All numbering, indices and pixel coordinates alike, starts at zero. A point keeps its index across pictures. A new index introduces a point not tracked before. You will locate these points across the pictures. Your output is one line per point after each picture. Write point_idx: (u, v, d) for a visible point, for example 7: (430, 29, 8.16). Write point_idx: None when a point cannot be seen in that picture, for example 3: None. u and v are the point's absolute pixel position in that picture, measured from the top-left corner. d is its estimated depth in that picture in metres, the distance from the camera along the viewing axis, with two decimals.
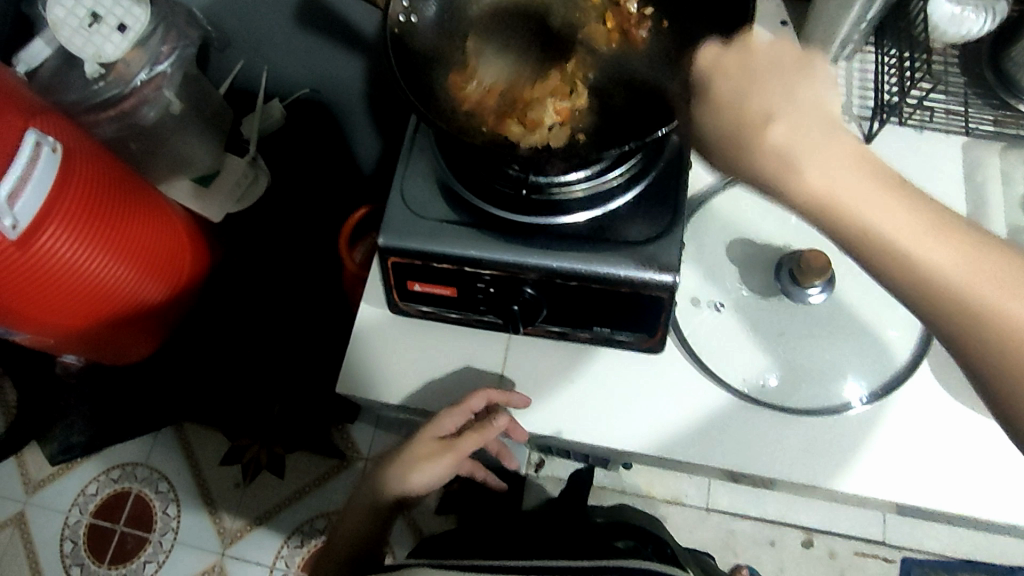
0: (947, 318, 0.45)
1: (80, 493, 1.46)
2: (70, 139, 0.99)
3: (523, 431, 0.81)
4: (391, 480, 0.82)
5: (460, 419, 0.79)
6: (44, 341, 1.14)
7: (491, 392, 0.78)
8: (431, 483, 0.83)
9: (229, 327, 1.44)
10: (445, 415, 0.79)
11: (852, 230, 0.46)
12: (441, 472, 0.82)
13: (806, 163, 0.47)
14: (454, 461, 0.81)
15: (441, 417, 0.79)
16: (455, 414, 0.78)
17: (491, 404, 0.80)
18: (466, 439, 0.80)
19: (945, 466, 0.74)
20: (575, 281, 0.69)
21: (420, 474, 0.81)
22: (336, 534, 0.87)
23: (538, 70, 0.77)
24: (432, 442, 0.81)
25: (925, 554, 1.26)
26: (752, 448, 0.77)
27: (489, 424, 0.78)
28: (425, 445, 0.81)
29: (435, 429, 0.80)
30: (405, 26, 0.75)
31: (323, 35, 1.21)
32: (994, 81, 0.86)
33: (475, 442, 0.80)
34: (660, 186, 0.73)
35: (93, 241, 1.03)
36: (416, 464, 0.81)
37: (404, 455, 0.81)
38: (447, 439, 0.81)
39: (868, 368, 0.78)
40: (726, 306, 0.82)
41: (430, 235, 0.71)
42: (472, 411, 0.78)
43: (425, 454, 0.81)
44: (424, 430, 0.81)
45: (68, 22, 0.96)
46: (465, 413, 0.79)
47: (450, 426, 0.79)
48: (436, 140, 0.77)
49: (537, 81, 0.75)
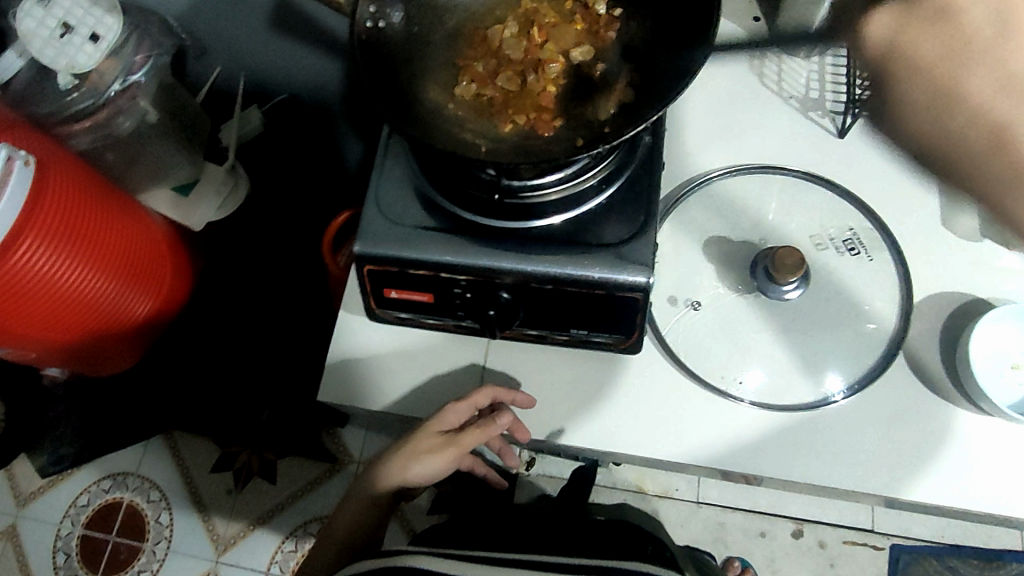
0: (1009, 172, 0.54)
1: (72, 505, 1.45)
2: (45, 152, 0.99)
3: (526, 432, 0.80)
4: (390, 471, 0.81)
5: (463, 413, 0.79)
6: (26, 355, 1.14)
7: (497, 390, 0.79)
8: (429, 477, 0.82)
9: (213, 334, 1.42)
10: (450, 409, 0.78)
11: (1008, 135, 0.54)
12: (440, 466, 0.81)
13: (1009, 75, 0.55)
14: (453, 458, 0.81)
15: (447, 411, 0.79)
16: (460, 408, 0.78)
17: (496, 402, 0.80)
18: (469, 434, 0.80)
19: (923, 456, 0.76)
20: (549, 284, 0.69)
21: (420, 467, 0.80)
22: (332, 528, 0.85)
23: (515, 66, 0.76)
24: (434, 437, 0.80)
25: (913, 541, 1.27)
26: (734, 445, 0.78)
27: (493, 422, 0.78)
28: (429, 438, 0.80)
29: (438, 424, 0.79)
30: (374, 31, 0.74)
31: (298, 40, 1.20)
32: None
33: (476, 439, 0.80)
34: (634, 186, 0.73)
35: (73, 253, 1.03)
36: (417, 458, 0.80)
37: (405, 447, 0.81)
38: (449, 434, 0.80)
39: (846, 361, 0.79)
40: (704, 304, 0.82)
41: (405, 241, 0.71)
42: (476, 406, 0.79)
43: (426, 447, 0.80)
44: (428, 424, 0.80)
45: (39, 34, 0.95)
46: (470, 408, 0.79)
47: (453, 422, 0.79)
48: (409, 145, 0.76)
49: (514, 78, 0.75)
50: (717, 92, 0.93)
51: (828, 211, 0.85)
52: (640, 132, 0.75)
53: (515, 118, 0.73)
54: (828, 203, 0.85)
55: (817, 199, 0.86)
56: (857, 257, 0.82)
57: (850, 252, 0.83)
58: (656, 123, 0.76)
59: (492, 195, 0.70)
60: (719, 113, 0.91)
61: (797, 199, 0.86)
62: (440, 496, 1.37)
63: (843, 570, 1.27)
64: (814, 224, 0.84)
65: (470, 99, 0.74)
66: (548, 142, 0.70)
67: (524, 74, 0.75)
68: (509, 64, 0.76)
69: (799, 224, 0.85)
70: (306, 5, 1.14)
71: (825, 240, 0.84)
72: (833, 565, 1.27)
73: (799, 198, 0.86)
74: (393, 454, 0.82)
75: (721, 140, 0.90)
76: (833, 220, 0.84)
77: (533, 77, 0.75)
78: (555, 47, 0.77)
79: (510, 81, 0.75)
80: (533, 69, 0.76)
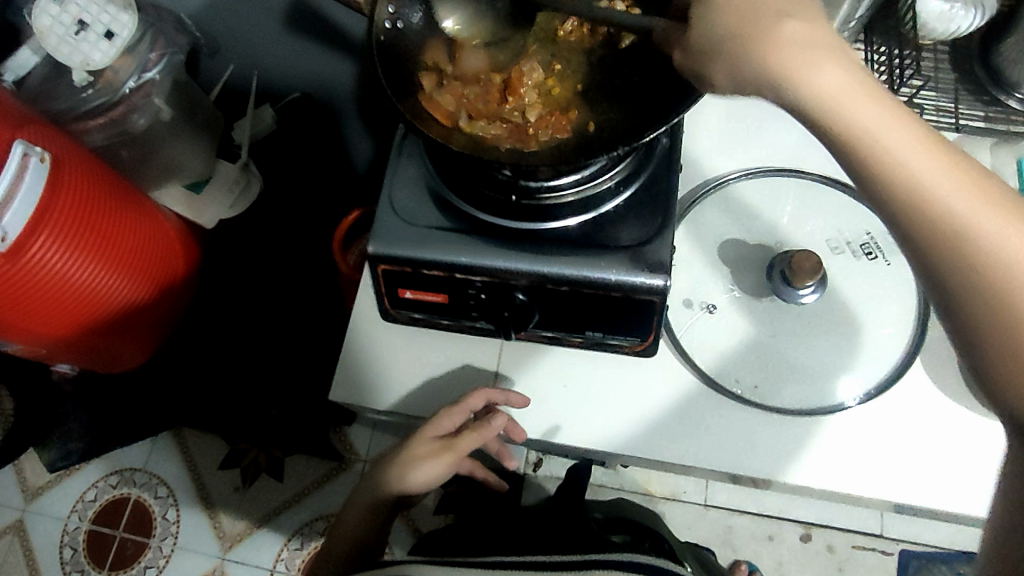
0: (882, 186, 0.44)
1: (80, 500, 1.46)
2: (59, 147, 0.99)
3: (523, 433, 0.80)
4: (389, 480, 0.81)
5: (458, 417, 0.79)
6: (37, 350, 1.14)
7: (490, 392, 0.79)
8: (431, 484, 0.82)
9: (224, 331, 1.43)
10: (444, 415, 0.80)
11: (850, 138, 0.45)
12: (439, 472, 0.81)
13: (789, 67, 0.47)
14: (452, 463, 0.81)
15: (441, 417, 0.80)
16: (454, 412, 0.79)
17: (490, 404, 0.80)
18: (465, 438, 0.80)
19: (938, 462, 0.75)
20: (565, 286, 0.69)
21: (419, 473, 0.80)
22: (338, 529, 0.84)
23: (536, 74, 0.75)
24: (431, 443, 0.81)
25: (924, 547, 1.26)
26: (750, 449, 0.77)
27: (486, 423, 0.78)
28: (424, 444, 0.81)
29: (433, 429, 0.80)
30: (392, 31, 0.75)
31: (312, 39, 1.21)
32: (984, 77, 0.88)
33: (473, 443, 0.80)
34: (650, 189, 0.73)
35: (86, 251, 1.03)
36: (414, 465, 0.81)
37: (403, 455, 0.81)
38: (446, 439, 0.81)
39: (861, 368, 0.78)
40: (719, 307, 0.81)
41: (421, 241, 0.71)
42: (470, 410, 0.79)
43: (423, 454, 0.80)
44: (423, 430, 0.81)
45: (55, 31, 0.95)
46: (464, 412, 0.79)
47: (448, 426, 0.80)
48: (425, 146, 0.76)
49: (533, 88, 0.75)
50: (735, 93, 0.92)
51: (843, 215, 0.84)
52: (656, 135, 0.75)
53: (535, 120, 0.72)
54: (842, 207, 0.85)
55: (833, 204, 0.85)
56: (873, 261, 0.82)
57: (867, 256, 0.82)
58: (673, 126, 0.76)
59: (509, 196, 0.71)
60: (734, 119, 0.91)
61: (812, 202, 0.85)
62: (447, 497, 1.36)
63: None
64: (830, 228, 0.84)
65: (490, 104, 0.73)
66: (566, 143, 0.69)
67: (541, 85, 0.75)
68: (522, 65, 0.76)
69: (815, 227, 0.84)
70: (321, 4, 1.14)
71: (841, 244, 0.83)
72: (842, 570, 1.26)
73: (814, 201, 0.85)
74: (392, 463, 0.82)
75: (735, 146, 0.89)
76: (848, 225, 0.84)
77: (549, 87, 0.75)
78: (573, 51, 0.77)
79: (528, 91, 0.74)
80: (549, 78, 0.75)
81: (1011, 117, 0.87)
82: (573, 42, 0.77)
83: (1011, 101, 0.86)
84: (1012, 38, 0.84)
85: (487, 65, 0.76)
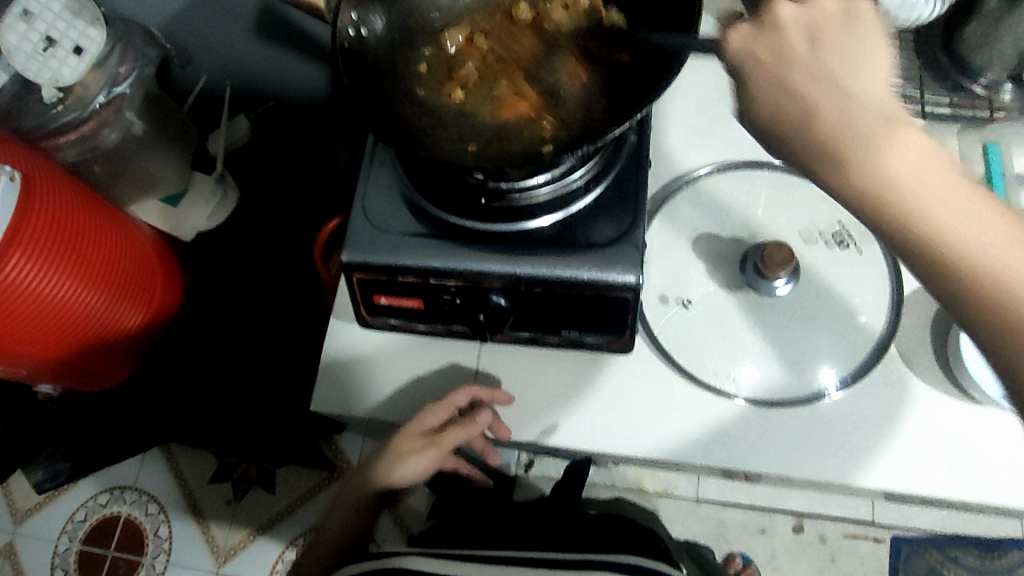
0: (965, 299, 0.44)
1: (69, 520, 1.44)
2: (29, 166, 0.99)
3: (507, 430, 0.80)
4: (374, 474, 0.81)
5: (444, 413, 0.79)
6: (18, 372, 1.13)
7: (476, 388, 0.79)
8: (414, 479, 0.82)
9: (208, 344, 1.42)
10: (429, 410, 0.79)
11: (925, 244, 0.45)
12: (423, 468, 0.81)
13: (828, 136, 0.47)
14: (436, 460, 0.80)
15: (425, 412, 0.79)
16: (439, 408, 0.79)
17: (476, 400, 0.80)
18: (449, 434, 0.80)
19: (922, 447, 0.76)
20: (539, 286, 0.69)
21: (402, 468, 0.80)
22: (323, 530, 0.84)
23: (506, 82, 0.75)
24: (415, 438, 0.80)
25: (915, 532, 1.26)
26: (736, 444, 0.77)
27: (473, 419, 0.79)
28: (408, 440, 0.80)
29: (419, 424, 0.79)
30: (355, 39, 0.72)
31: (282, 47, 1.20)
32: (948, 63, 0.89)
33: (457, 438, 0.80)
34: (620, 186, 0.73)
35: (65, 269, 1.02)
36: (399, 460, 0.80)
37: (388, 451, 0.81)
38: (431, 435, 0.80)
39: (839, 355, 0.79)
40: (694, 302, 0.82)
41: (393, 248, 0.70)
42: (456, 406, 0.79)
43: (408, 449, 0.80)
44: (408, 425, 0.80)
45: (22, 48, 0.94)
46: (450, 408, 0.79)
47: (434, 422, 0.79)
48: (395, 152, 0.76)
49: (505, 96, 0.74)
50: (703, 89, 0.92)
51: (816, 204, 0.85)
52: (625, 132, 0.74)
53: (505, 127, 0.72)
54: (816, 196, 0.85)
55: (806, 194, 0.86)
56: (846, 250, 0.82)
57: (839, 246, 0.83)
58: (641, 123, 0.76)
59: (480, 199, 0.70)
60: (704, 113, 0.91)
61: (786, 193, 0.86)
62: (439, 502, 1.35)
63: (844, 564, 1.27)
64: (803, 218, 0.84)
65: (464, 113, 0.73)
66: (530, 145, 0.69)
67: (508, 92, 0.74)
68: (494, 78, 0.75)
69: (788, 218, 0.84)
70: (290, 13, 1.14)
71: (814, 234, 0.83)
72: (835, 558, 1.27)
73: (785, 192, 0.86)
74: (377, 458, 0.82)
75: (707, 138, 0.89)
76: (822, 214, 0.84)
77: (517, 92, 0.74)
78: (539, 59, 0.76)
79: (499, 99, 0.74)
80: (511, 82, 0.75)
81: (977, 103, 0.89)
82: (540, 52, 0.77)
83: (975, 87, 0.88)
84: (974, 23, 0.84)
85: (459, 77, 0.76)
